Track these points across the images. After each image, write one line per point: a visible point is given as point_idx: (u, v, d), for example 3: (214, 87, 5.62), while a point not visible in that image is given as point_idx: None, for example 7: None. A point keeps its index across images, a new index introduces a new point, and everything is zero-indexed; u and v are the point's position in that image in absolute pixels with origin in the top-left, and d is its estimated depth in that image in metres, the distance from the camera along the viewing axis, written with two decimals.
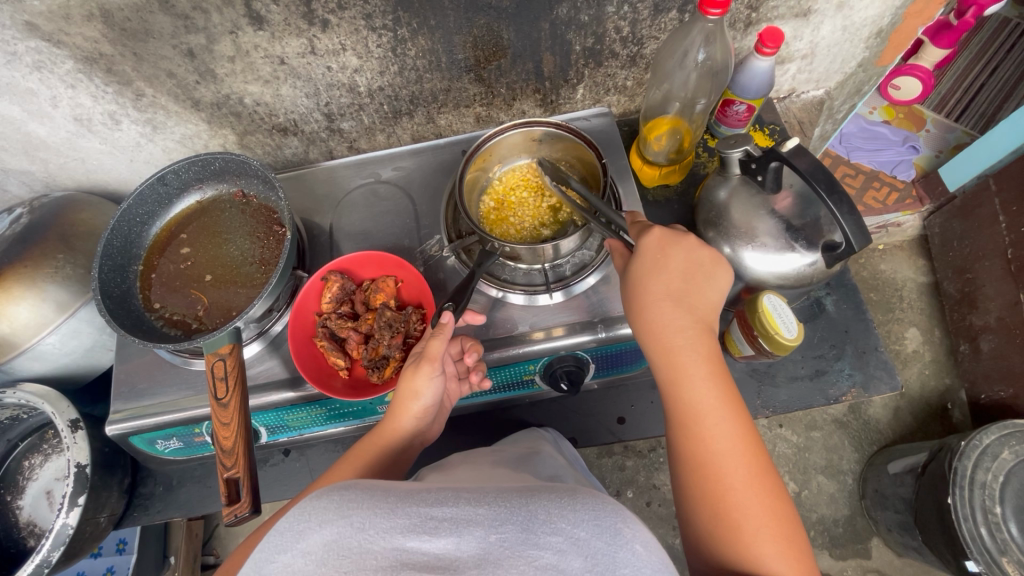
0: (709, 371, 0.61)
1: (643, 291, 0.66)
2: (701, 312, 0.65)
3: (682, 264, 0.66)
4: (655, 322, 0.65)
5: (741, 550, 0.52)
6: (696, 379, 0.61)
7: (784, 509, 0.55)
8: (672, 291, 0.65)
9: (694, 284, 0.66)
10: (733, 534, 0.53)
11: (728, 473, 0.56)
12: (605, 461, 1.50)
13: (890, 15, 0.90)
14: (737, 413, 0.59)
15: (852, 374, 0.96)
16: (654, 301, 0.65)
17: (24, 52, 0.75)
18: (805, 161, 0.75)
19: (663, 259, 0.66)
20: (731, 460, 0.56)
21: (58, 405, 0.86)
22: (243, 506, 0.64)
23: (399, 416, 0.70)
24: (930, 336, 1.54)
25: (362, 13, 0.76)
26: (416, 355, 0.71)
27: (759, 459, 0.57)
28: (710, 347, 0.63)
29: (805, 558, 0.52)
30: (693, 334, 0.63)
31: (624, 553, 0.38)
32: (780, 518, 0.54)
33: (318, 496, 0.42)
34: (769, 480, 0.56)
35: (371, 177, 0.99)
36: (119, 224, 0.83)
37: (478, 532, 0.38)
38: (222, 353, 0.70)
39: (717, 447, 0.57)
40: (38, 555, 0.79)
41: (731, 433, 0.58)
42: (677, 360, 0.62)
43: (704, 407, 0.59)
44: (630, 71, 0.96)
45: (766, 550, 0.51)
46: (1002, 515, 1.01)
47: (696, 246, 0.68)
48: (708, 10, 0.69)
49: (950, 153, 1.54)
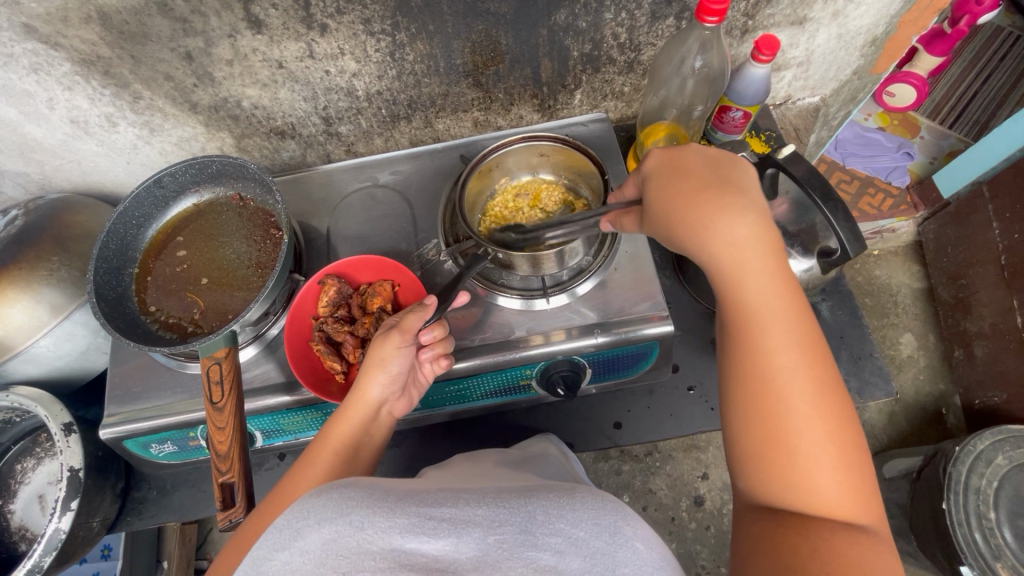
0: (770, 281, 0.55)
1: (679, 195, 0.58)
2: (756, 207, 0.57)
3: (705, 166, 0.60)
4: (704, 227, 0.56)
5: (794, 468, 0.49)
6: (756, 283, 0.55)
7: (848, 430, 0.51)
8: (713, 193, 0.58)
9: (737, 185, 0.58)
10: (789, 462, 0.50)
11: (788, 396, 0.51)
12: (601, 466, 1.49)
13: (884, 24, 0.91)
14: (800, 321, 0.54)
15: (847, 380, 0.96)
16: (695, 203, 0.57)
17: (21, 54, 0.75)
18: (801, 168, 0.75)
19: (687, 167, 0.61)
20: (791, 369, 0.52)
21: (52, 409, 0.85)
22: (237, 510, 0.64)
23: (365, 385, 0.68)
24: (923, 341, 1.55)
25: (361, 18, 0.76)
26: (387, 326, 0.70)
27: (826, 376, 0.52)
28: (770, 252, 0.55)
29: (864, 484, 0.49)
30: (753, 236, 0.55)
31: (624, 552, 0.38)
32: (843, 440, 0.50)
33: (317, 495, 0.42)
34: (836, 400, 0.51)
35: (368, 181, 0.99)
36: (116, 226, 0.83)
37: (477, 534, 0.38)
38: (218, 357, 0.70)
39: (778, 363, 0.52)
40: (30, 560, 0.78)
41: (795, 345, 0.53)
42: (739, 260, 0.55)
43: (763, 318, 0.54)
44: (628, 77, 0.97)
45: (821, 476, 0.49)
46: (996, 520, 1.01)
47: (699, 150, 0.62)
48: (705, 18, 0.70)
49: (944, 159, 1.55)
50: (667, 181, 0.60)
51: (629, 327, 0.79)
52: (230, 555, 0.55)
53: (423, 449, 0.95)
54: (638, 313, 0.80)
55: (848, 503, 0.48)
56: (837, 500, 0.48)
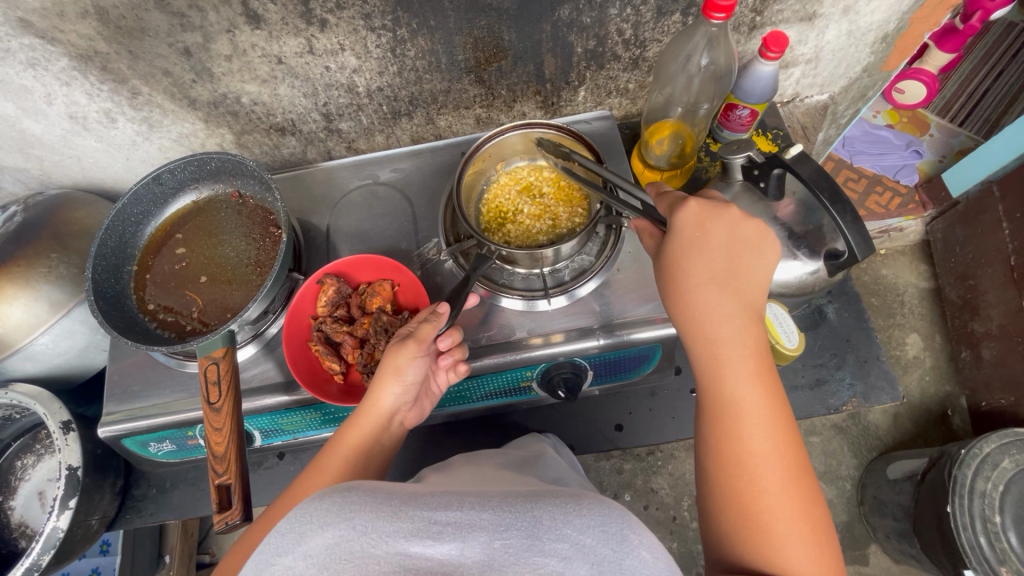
0: (753, 368, 0.58)
1: (681, 276, 0.62)
2: (747, 297, 0.61)
3: (722, 247, 0.62)
4: (695, 311, 0.61)
5: (766, 546, 0.51)
6: (738, 370, 0.58)
7: (816, 513, 0.53)
8: (714, 277, 0.61)
9: (739, 269, 0.62)
10: (759, 537, 0.51)
11: (761, 475, 0.53)
12: (602, 465, 1.48)
13: (895, 20, 0.89)
14: (779, 410, 0.56)
15: (853, 384, 0.95)
16: (695, 287, 0.61)
17: (18, 49, 0.74)
18: (809, 168, 0.74)
19: (702, 238, 0.62)
20: (768, 454, 0.54)
21: (51, 407, 0.85)
22: (233, 513, 0.63)
23: (378, 392, 0.67)
24: (930, 342, 1.53)
25: (361, 13, 0.75)
26: (403, 334, 0.69)
27: (798, 460, 0.55)
28: (756, 340, 0.59)
29: (830, 565, 0.51)
30: (739, 325, 0.59)
31: (631, 561, 0.37)
32: (812, 522, 0.52)
33: (320, 497, 0.41)
34: (805, 483, 0.54)
35: (368, 179, 0.98)
36: (113, 224, 0.82)
37: (482, 538, 0.37)
38: (216, 357, 0.69)
39: (756, 445, 0.54)
40: (28, 558, 0.78)
41: (771, 430, 0.55)
42: (722, 350, 0.59)
43: (743, 404, 0.56)
44: (633, 74, 0.95)
45: (792, 554, 0.50)
46: (1002, 525, 1.00)
47: (740, 220, 0.63)
48: (712, 14, 0.68)
49: (954, 157, 1.53)
50: (676, 253, 0.62)
51: (631, 329, 0.78)
52: (235, 558, 0.56)
53: (423, 449, 0.94)
54: (640, 314, 0.79)
55: None
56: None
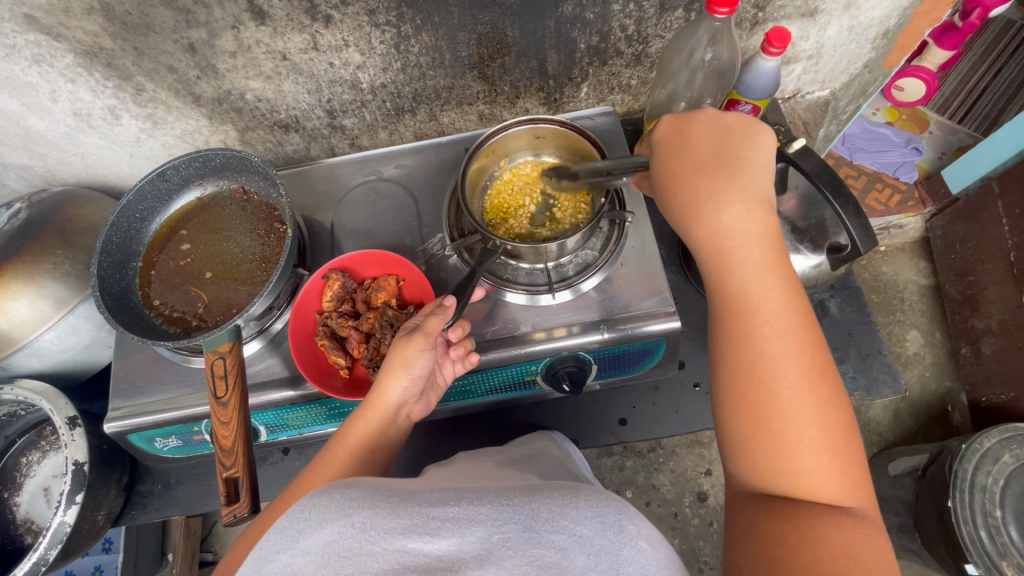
0: (767, 263, 0.54)
1: (675, 176, 0.59)
2: (751, 182, 0.56)
3: (711, 143, 0.60)
4: (696, 201, 0.57)
5: (778, 448, 0.49)
6: (748, 261, 0.54)
7: (836, 407, 0.50)
8: (705, 171, 0.58)
9: (734, 158, 0.58)
10: (773, 439, 0.49)
11: (779, 381, 0.50)
12: (604, 461, 1.49)
13: (897, 16, 0.89)
14: (793, 299, 0.53)
15: (855, 377, 0.95)
16: (691, 186, 0.58)
17: (23, 46, 0.74)
18: (811, 162, 0.74)
19: (686, 147, 0.61)
20: (783, 348, 0.51)
21: (56, 402, 0.85)
22: (242, 506, 0.64)
23: (386, 386, 0.67)
24: (930, 338, 1.54)
25: (365, 10, 0.75)
26: (409, 328, 0.69)
27: (815, 351, 0.51)
28: (767, 230, 0.55)
29: (851, 466, 0.48)
30: (744, 211, 0.55)
31: (628, 551, 0.38)
32: (830, 416, 0.49)
33: (318, 496, 0.42)
34: (823, 374, 0.50)
35: (372, 175, 0.98)
36: (119, 220, 0.82)
37: (481, 532, 0.38)
38: (222, 351, 0.70)
39: (770, 342, 0.51)
40: (35, 553, 0.78)
41: (783, 323, 0.52)
42: (728, 243, 0.55)
43: (751, 297, 0.53)
44: (635, 70, 0.96)
45: (804, 454, 0.48)
46: (1002, 519, 1.00)
47: (716, 117, 0.62)
48: (716, 9, 0.69)
49: (953, 154, 1.54)
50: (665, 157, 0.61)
51: (634, 323, 0.78)
52: (237, 553, 0.56)
53: (427, 445, 0.94)
54: (643, 309, 0.79)
55: (830, 484, 0.47)
56: (821, 478, 0.47)
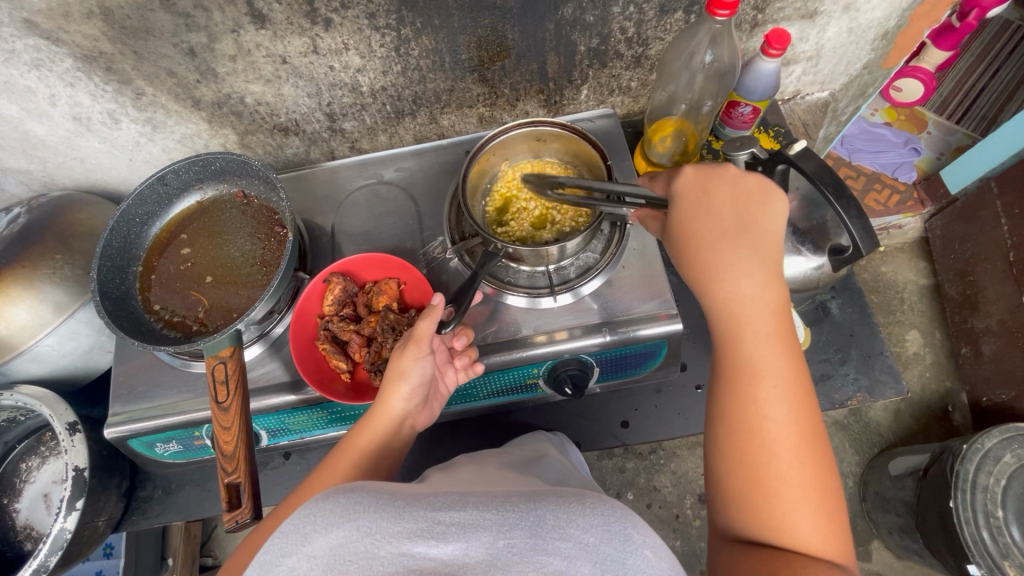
0: (774, 329, 0.56)
1: (695, 237, 0.60)
2: (766, 251, 0.59)
3: (731, 208, 0.61)
4: (713, 268, 0.59)
5: (772, 508, 0.49)
6: (755, 331, 0.56)
7: (828, 476, 0.51)
8: (726, 235, 0.60)
9: (751, 224, 0.60)
10: (767, 499, 0.50)
11: (776, 441, 0.51)
12: (605, 464, 1.48)
13: (896, 17, 0.90)
14: (794, 371, 0.55)
15: (857, 378, 0.95)
16: (711, 247, 0.60)
17: (22, 50, 0.74)
18: (812, 164, 0.74)
19: (705, 200, 0.61)
20: (782, 413, 0.52)
21: (56, 408, 0.85)
22: (244, 511, 0.63)
23: (387, 396, 0.68)
24: (931, 339, 1.54)
25: (366, 13, 0.75)
26: (405, 337, 0.70)
27: (811, 421, 0.53)
28: (777, 300, 0.58)
29: (839, 531, 0.49)
30: (759, 282, 0.58)
31: (634, 560, 0.37)
32: (821, 484, 0.50)
33: (324, 499, 0.42)
34: (818, 444, 0.52)
35: (373, 178, 0.98)
36: (118, 225, 0.82)
37: (486, 538, 0.37)
38: (224, 356, 0.69)
39: (770, 407, 0.53)
40: (35, 560, 0.78)
41: (783, 392, 0.53)
42: (737, 311, 0.57)
43: (756, 365, 0.55)
44: (635, 72, 0.96)
45: (796, 516, 0.49)
46: (1004, 519, 1.00)
47: (740, 176, 0.62)
48: (716, 11, 0.69)
49: (951, 154, 1.54)
50: (684, 218, 0.61)
51: (635, 326, 0.78)
52: (239, 559, 0.56)
53: (428, 448, 0.94)
54: (645, 311, 0.79)
55: (820, 546, 0.48)
56: (812, 539, 0.48)
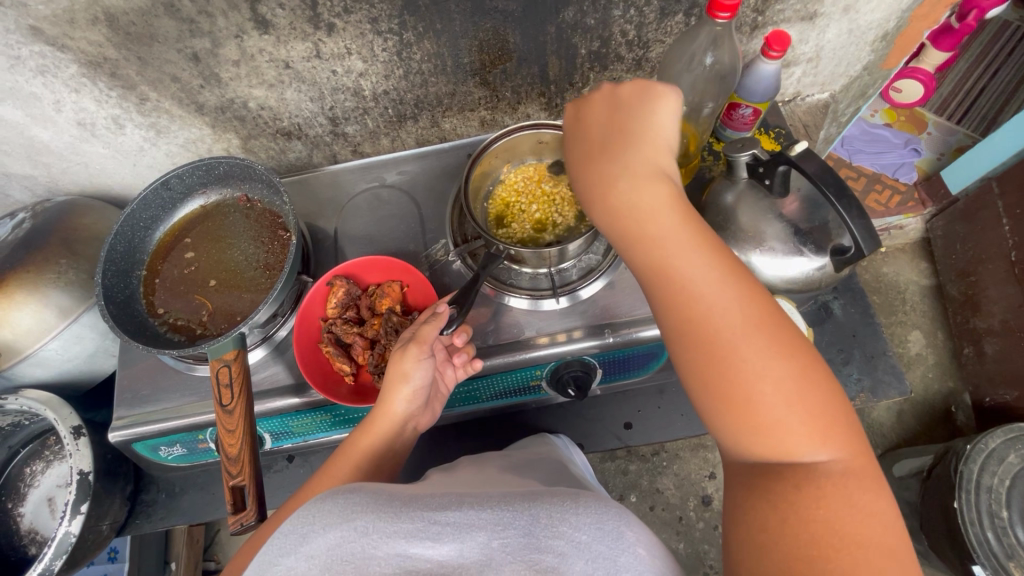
0: (677, 221, 0.52)
1: (587, 176, 0.58)
2: (648, 150, 0.56)
3: (610, 129, 0.59)
4: (612, 200, 0.55)
5: (753, 419, 0.46)
6: (667, 238, 0.52)
7: (793, 344, 0.48)
8: (608, 157, 0.57)
9: (620, 126, 0.59)
10: (741, 410, 0.46)
11: (725, 341, 0.48)
12: (608, 466, 1.48)
13: (895, 19, 0.90)
14: (716, 257, 0.51)
15: (860, 379, 0.95)
16: (593, 166, 0.58)
17: (27, 56, 0.74)
18: (813, 164, 0.75)
19: (585, 135, 0.61)
20: (721, 309, 0.48)
21: (61, 412, 0.85)
22: (248, 514, 0.63)
23: (389, 400, 0.67)
24: (933, 339, 1.54)
25: (368, 17, 0.75)
26: (405, 339, 0.70)
27: (755, 299, 0.49)
28: (665, 187, 0.54)
29: (826, 401, 0.46)
30: (651, 186, 0.54)
31: (626, 557, 0.37)
32: (788, 359, 0.47)
33: (322, 499, 0.41)
34: (771, 318, 0.48)
35: (375, 181, 0.99)
36: (122, 229, 0.83)
37: (481, 538, 0.38)
38: (228, 359, 0.69)
39: (706, 311, 0.49)
40: (41, 564, 0.78)
41: (715, 286, 0.49)
42: (643, 229, 0.53)
43: (678, 275, 0.51)
44: (636, 75, 0.96)
45: (775, 411, 0.45)
46: (1009, 520, 0.98)
47: (607, 97, 0.61)
48: (716, 14, 0.69)
49: (952, 155, 1.55)
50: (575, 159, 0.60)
51: (637, 328, 0.78)
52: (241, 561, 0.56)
53: (431, 451, 0.94)
54: (647, 313, 0.79)
55: (811, 430, 0.45)
56: (798, 427, 0.45)
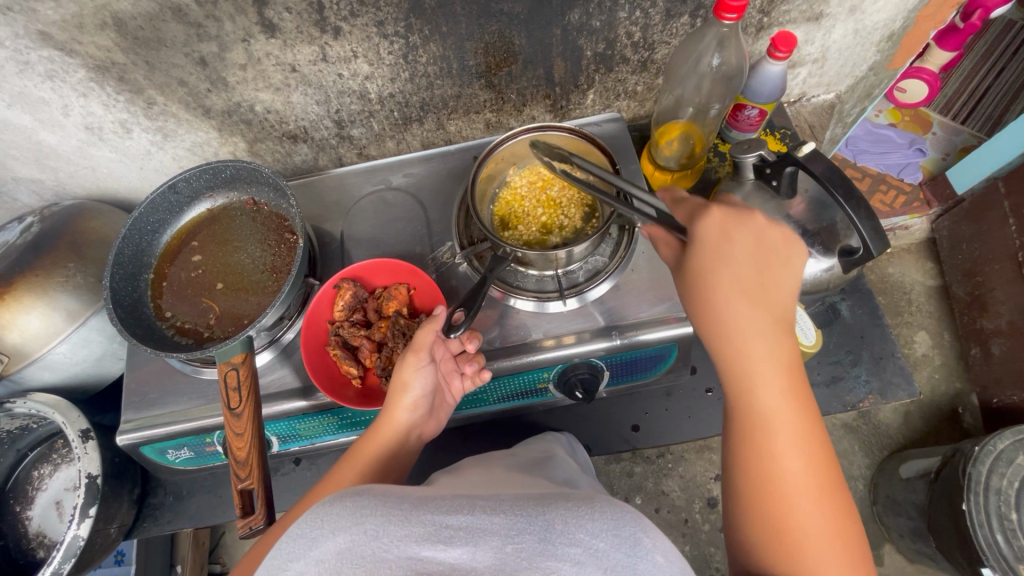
0: (786, 386, 0.57)
1: (709, 292, 0.60)
2: (779, 311, 0.60)
3: (754, 265, 0.60)
4: (727, 327, 0.59)
5: (794, 556, 0.51)
6: (767, 384, 0.57)
7: (847, 519, 0.53)
8: (742, 292, 0.59)
9: (763, 267, 0.61)
10: (789, 544, 0.52)
11: (790, 486, 0.53)
12: (614, 468, 1.48)
13: (901, 19, 0.90)
14: (808, 422, 0.56)
15: (868, 380, 0.95)
16: (723, 298, 0.59)
17: (36, 61, 0.75)
18: (821, 165, 0.74)
19: (726, 252, 0.60)
20: (795, 462, 0.54)
21: (69, 415, 0.85)
22: (257, 518, 0.64)
23: (391, 409, 0.68)
24: (941, 340, 1.53)
25: (374, 21, 0.76)
26: (405, 348, 0.71)
27: (826, 470, 0.55)
28: (789, 356, 0.58)
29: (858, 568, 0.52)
30: (769, 338, 0.58)
31: (645, 565, 0.37)
32: (840, 528, 0.52)
33: (330, 503, 0.41)
34: (834, 490, 0.54)
35: (381, 184, 0.99)
36: (130, 233, 0.83)
37: (495, 542, 0.37)
38: (235, 362, 0.70)
39: (784, 461, 0.54)
40: (49, 567, 0.78)
41: (800, 446, 0.55)
42: (748, 365, 0.57)
43: (769, 420, 0.56)
44: (641, 77, 0.96)
45: (817, 559, 0.50)
46: (1018, 522, 0.97)
47: (765, 229, 0.62)
48: (723, 15, 0.69)
49: (957, 155, 1.55)
50: (701, 265, 0.61)
51: (645, 330, 0.78)
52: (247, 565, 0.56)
53: (438, 454, 0.94)
54: (654, 315, 0.79)
55: None
56: None
